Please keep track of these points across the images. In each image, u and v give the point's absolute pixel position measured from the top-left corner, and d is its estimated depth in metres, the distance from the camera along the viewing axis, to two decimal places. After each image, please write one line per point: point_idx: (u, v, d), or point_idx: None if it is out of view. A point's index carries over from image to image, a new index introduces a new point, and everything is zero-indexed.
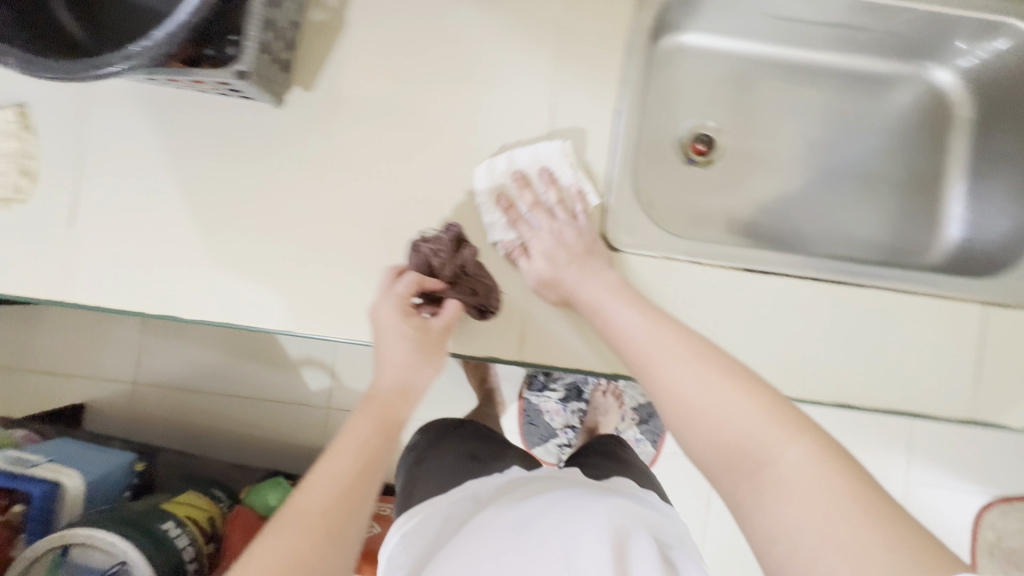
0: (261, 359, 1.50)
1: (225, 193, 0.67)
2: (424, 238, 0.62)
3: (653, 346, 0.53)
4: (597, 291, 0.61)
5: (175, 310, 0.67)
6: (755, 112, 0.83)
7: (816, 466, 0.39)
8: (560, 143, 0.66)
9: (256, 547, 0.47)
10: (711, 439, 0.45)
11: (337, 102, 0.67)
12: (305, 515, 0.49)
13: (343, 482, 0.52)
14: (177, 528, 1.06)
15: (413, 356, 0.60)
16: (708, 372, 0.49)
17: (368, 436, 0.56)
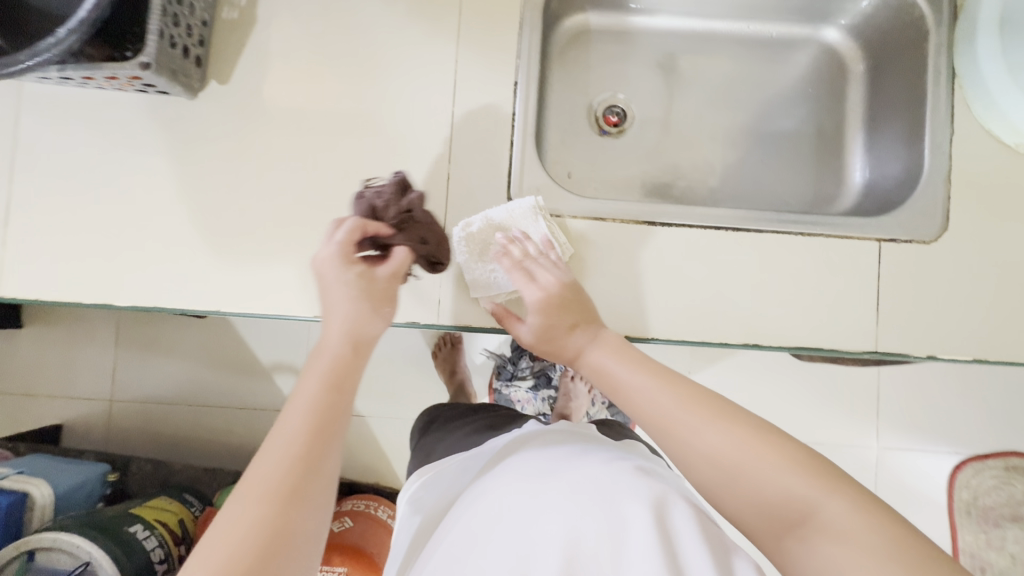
0: (234, 368, 1.52)
1: (154, 186, 0.70)
2: (368, 186, 0.65)
3: (665, 404, 0.51)
4: (603, 349, 0.59)
5: (113, 299, 0.70)
6: (666, 83, 0.86)
7: (862, 517, 0.41)
8: (532, 200, 0.68)
9: (207, 532, 0.42)
10: (748, 499, 0.45)
11: (252, 93, 0.71)
12: (261, 493, 0.44)
13: (294, 450, 0.46)
14: (145, 530, 1.07)
15: (364, 307, 0.56)
16: (731, 429, 0.47)
17: (318, 395, 0.50)
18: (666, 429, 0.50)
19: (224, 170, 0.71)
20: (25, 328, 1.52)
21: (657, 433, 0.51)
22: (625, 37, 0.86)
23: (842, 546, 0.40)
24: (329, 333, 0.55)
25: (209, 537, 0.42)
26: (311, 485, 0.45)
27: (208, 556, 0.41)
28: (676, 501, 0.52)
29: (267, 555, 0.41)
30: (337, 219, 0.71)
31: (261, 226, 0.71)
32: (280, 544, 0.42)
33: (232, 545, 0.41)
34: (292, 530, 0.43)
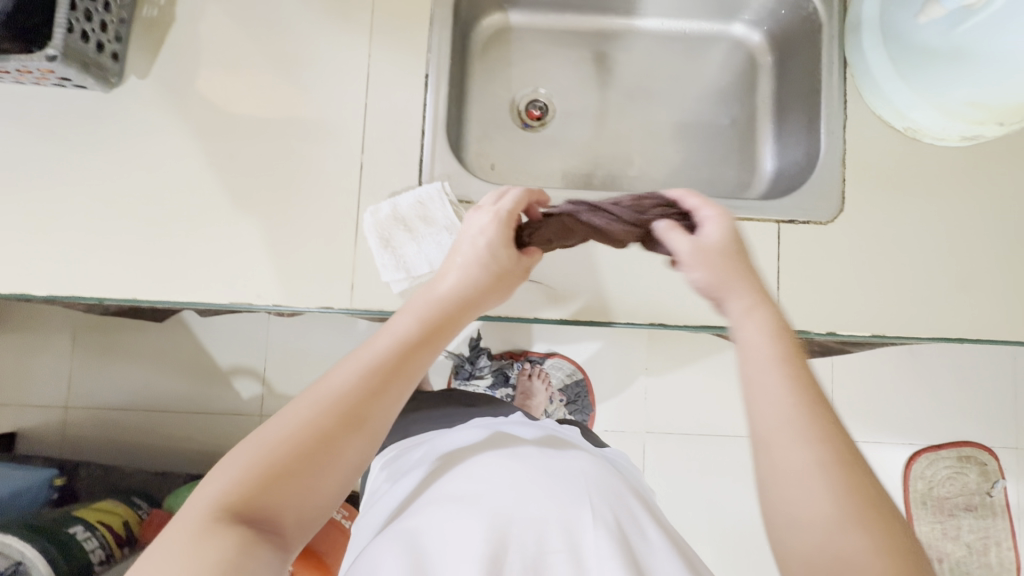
0: (192, 373, 1.53)
1: (71, 178, 0.72)
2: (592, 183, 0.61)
3: (792, 424, 0.43)
4: (742, 313, 0.50)
5: (24, 289, 0.71)
6: (587, 77, 0.90)
7: None
8: (439, 185, 0.72)
9: (270, 421, 0.45)
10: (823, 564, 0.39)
11: (170, 86, 0.73)
12: (337, 393, 0.46)
13: (374, 370, 0.48)
14: (86, 531, 1.06)
15: (473, 273, 0.56)
16: (847, 491, 0.40)
17: (410, 332, 0.51)
18: (773, 450, 0.43)
19: (142, 161, 0.72)
20: None
21: (765, 446, 0.44)
22: (545, 36, 0.90)
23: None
24: (439, 289, 0.56)
25: (272, 427, 0.44)
26: (371, 424, 0.46)
27: (259, 444, 0.43)
28: (643, 523, 0.62)
29: (318, 450, 0.44)
30: (253, 207, 0.72)
31: (176, 215, 0.72)
32: (323, 464, 0.44)
33: (291, 445, 0.43)
34: (341, 454, 0.44)
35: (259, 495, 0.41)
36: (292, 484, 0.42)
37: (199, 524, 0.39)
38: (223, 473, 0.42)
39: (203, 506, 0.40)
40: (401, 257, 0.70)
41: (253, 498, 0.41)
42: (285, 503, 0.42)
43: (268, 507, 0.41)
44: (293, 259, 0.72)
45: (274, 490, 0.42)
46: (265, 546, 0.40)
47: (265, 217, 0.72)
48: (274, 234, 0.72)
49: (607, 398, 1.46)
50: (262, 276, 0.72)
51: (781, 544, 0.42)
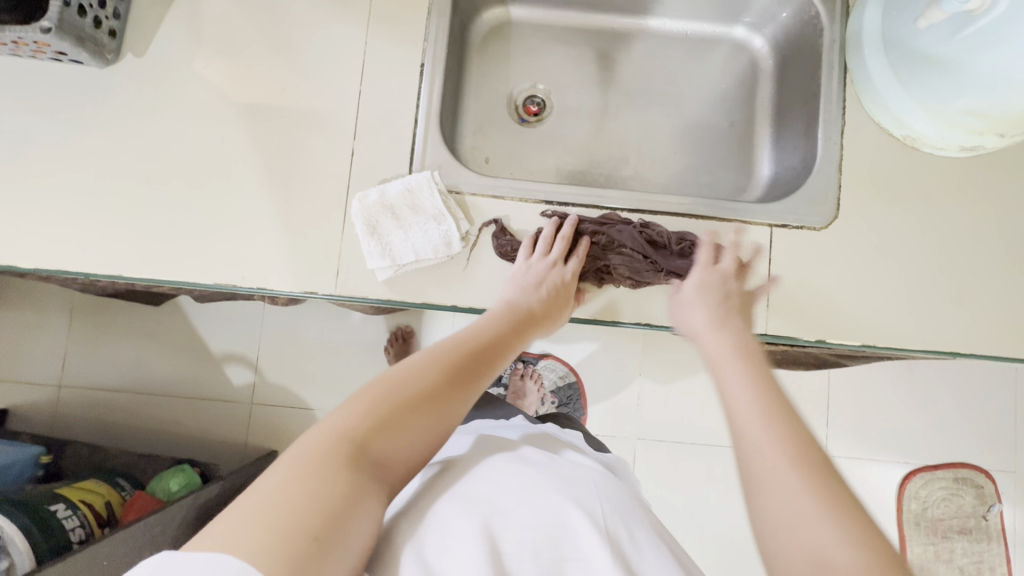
0: (186, 357, 1.56)
1: (63, 153, 0.72)
2: (647, 224, 0.70)
3: (765, 430, 0.46)
4: (725, 336, 0.57)
5: (9, 261, 0.71)
6: (587, 75, 0.89)
7: None
8: (428, 173, 0.71)
9: (375, 381, 0.52)
10: (808, 567, 0.39)
11: (165, 65, 0.73)
12: (443, 359, 0.56)
13: (473, 351, 0.58)
14: (67, 510, 1.06)
15: (538, 294, 0.67)
16: (823, 489, 0.42)
17: (500, 330, 0.62)
18: (750, 454, 0.45)
19: (134, 138, 0.72)
20: None
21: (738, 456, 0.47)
22: (545, 32, 0.89)
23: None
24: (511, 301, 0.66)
25: (376, 386, 0.51)
26: (461, 395, 0.55)
27: (367, 397, 0.50)
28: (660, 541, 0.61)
29: (431, 402, 0.52)
30: (243, 189, 0.72)
31: (166, 194, 0.72)
32: (432, 413, 0.52)
33: (395, 401, 0.50)
34: (435, 416, 0.52)
35: (365, 439, 0.47)
36: (393, 435, 0.49)
37: (317, 454, 0.45)
38: (333, 418, 0.48)
39: (310, 443, 0.45)
40: (387, 246, 0.70)
41: (374, 429, 0.48)
42: (386, 450, 0.48)
43: (372, 449, 0.47)
44: (279, 243, 0.71)
45: (391, 429, 0.49)
46: (367, 484, 0.45)
47: (254, 200, 0.72)
48: (261, 217, 0.72)
49: (598, 403, 1.45)
50: (248, 259, 0.71)
51: (768, 554, 0.42)
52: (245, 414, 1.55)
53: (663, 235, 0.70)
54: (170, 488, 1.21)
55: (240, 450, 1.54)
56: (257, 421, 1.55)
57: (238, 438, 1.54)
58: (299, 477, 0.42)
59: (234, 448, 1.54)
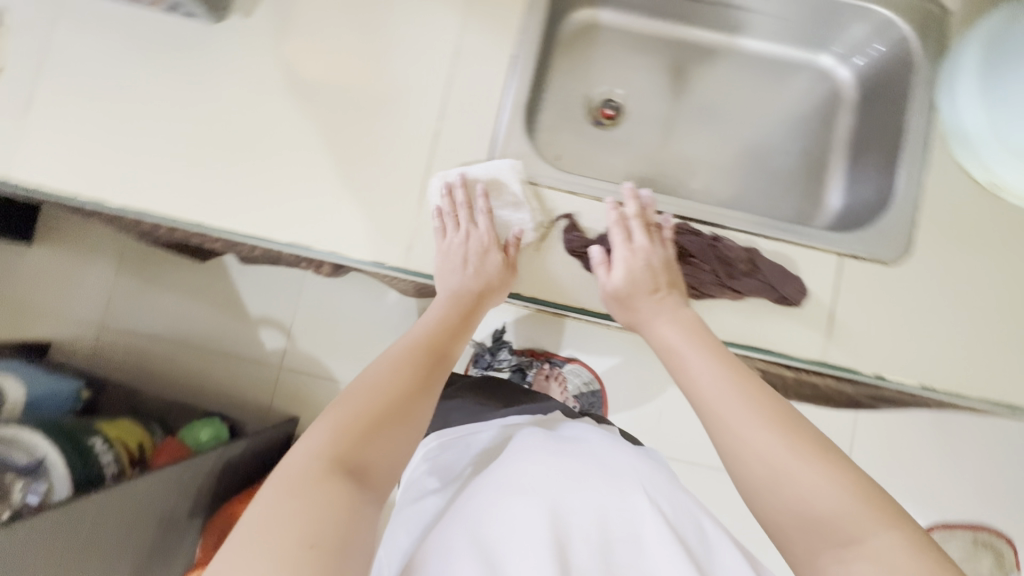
0: (224, 315, 1.61)
1: (163, 100, 0.75)
2: (717, 237, 0.71)
3: (725, 399, 0.55)
4: (672, 328, 0.64)
5: (100, 197, 0.74)
6: (667, 86, 0.90)
7: (908, 556, 0.43)
8: (511, 162, 0.72)
9: (329, 407, 0.56)
10: (793, 509, 0.48)
11: (269, 29, 0.76)
12: (391, 360, 0.62)
13: (417, 347, 0.64)
14: (103, 444, 1.10)
15: (467, 272, 0.70)
16: (790, 440, 0.51)
17: (450, 318, 0.69)
18: (720, 427, 0.55)
19: (229, 95, 0.75)
20: None
21: (708, 425, 0.56)
22: (631, 39, 0.90)
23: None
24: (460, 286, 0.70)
25: (334, 409, 0.55)
26: (427, 387, 0.61)
27: (328, 422, 0.54)
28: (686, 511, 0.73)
29: (386, 395, 0.57)
30: (326, 156, 0.74)
31: (252, 152, 0.75)
32: (401, 410, 0.57)
33: (353, 415, 0.54)
34: (408, 412, 0.57)
35: (341, 454, 0.51)
36: (366, 438, 0.53)
37: (306, 477, 0.48)
38: (297, 450, 0.51)
39: (282, 480, 0.48)
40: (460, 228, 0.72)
41: (350, 439, 0.52)
42: (369, 463, 0.52)
43: (350, 461, 0.51)
44: (354, 211, 0.73)
45: (369, 436, 0.53)
46: (356, 487, 0.49)
47: (335, 167, 0.74)
48: (337, 184, 0.74)
49: (619, 413, 1.47)
50: (321, 222, 0.73)
51: (759, 505, 0.51)
52: (273, 378, 1.59)
53: (733, 249, 0.70)
54: (199, 437, 1.25)
55: (264, 411, 1.58)
56: (284, 386, 1.59)
57: (264, 400, 1.58)
58: (298, 503, 0.46)
59: (258, 409, 1.58)
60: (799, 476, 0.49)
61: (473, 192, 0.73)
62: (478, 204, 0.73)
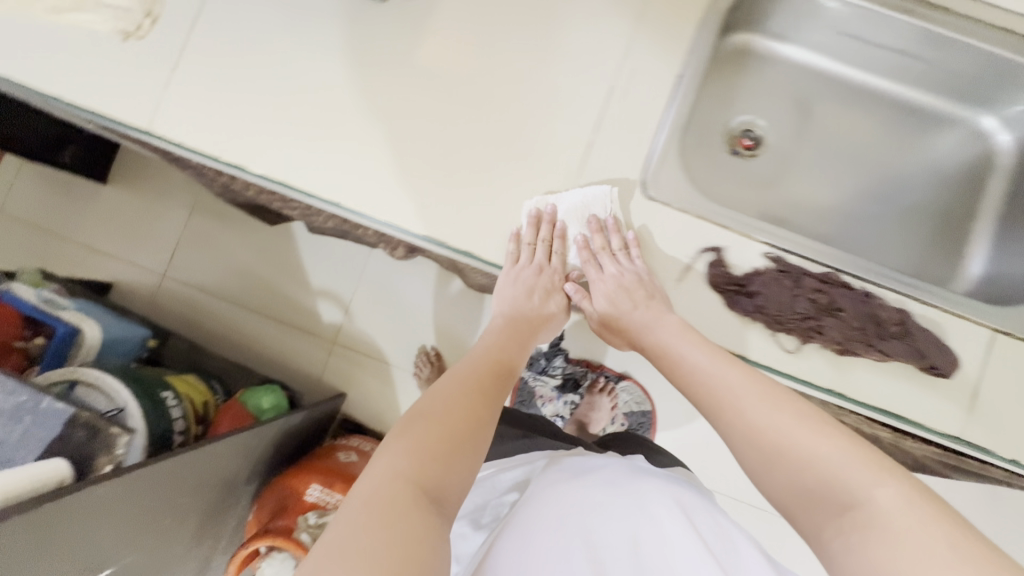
0: (286, 281, 1.60)
1: (313, 71, 0.73)
2: (871, 294, 0.69)
3: (724, 388, 0.60)
4: (671, 322, 0.67)
5: (241, 162, 0.73)
6: (810, 123, 0.88)
7: (905, 507, 0.46)
8: (607, 189, 0.69)
9: (400, 429, 0.58)
10: (790, 481, 0.52)
11: (430, 13, 0.73)
12: (458, 378, 0.65)
13: (479, 365, 0.68)
14: (174, 399, 1.10)
15: (534, 301, 0.75)
16: (780, 413, 0.56)
17: (508, 341, 0.73)
18: (720, 413, 0.59)
19: (380, 74, 0.72)
20: (109, 186, 1.63)
21: (709, 412, 0.60)
22: (781, 70, 0.87)
23: (892, 527, 0.45)
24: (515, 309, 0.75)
25: (407, 433, 0.57)
26: (491, 402, 0.64)
27: (403, 445, 0.56)
28: (724, 542, 0.73)
29: (459, 414, 0.60)
30: (473, 151, 0.72)
31: (398, 135, 0.72)
32: (473, 430, 0.59)
33: (428, 437, 0.56)
34: (478, 431, 0.59)
35: (422, 481, 0.52)
36: (441, 462, 0.55)
37: (386, 499, 0.50)
38: (378, 475, 0.53)
39: (364, 506, 0.50)
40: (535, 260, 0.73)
41: (426, 462, 0.54)
42: (443, 487, 0.53)
43: (429, 488, 0.53)
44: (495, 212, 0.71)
45: (445, 457, 0.55)
46: (435, 516, 0.51)
47: (480, 163, 0.71)
48: (481, 183, 0.71)
49: (666, 430, 1.55)
50: (460, 219, 0.71)
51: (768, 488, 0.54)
52: (325, 351, 1.58)
53: (885, 308, 0.68)
54: (259, 403, 1.24)
55: (314, 382, 1.58)
56: (335, 360, 1.58)
57: (315, 371, 1.58)
58: (381, 527, 0.48)
59: (308, 379, 1.58)
60: (798, 452, 0.53)
61: (556, 227, 0.72)
62: (557, 241, 0.74)
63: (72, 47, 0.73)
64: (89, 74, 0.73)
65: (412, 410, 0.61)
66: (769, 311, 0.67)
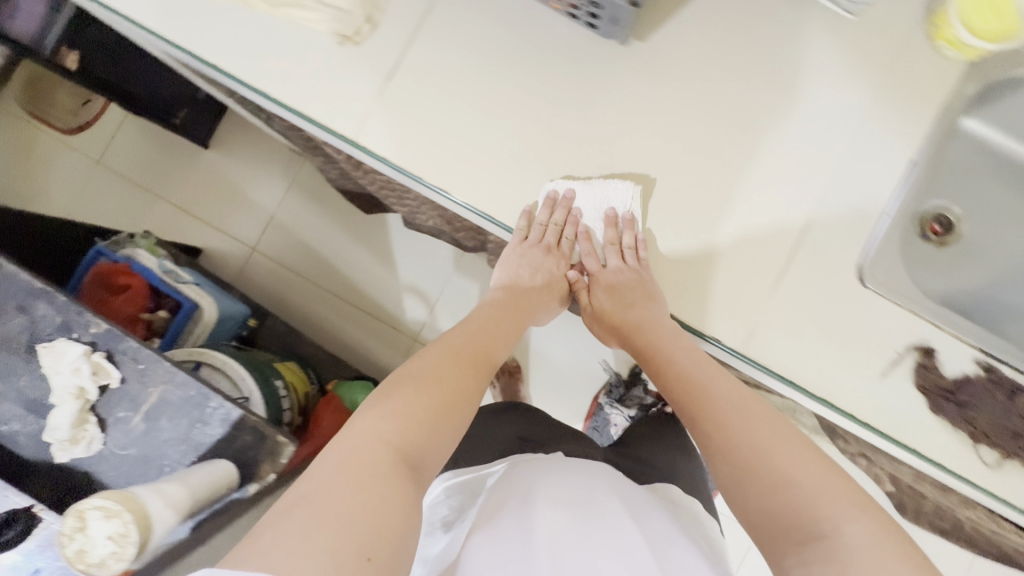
0: (375, 270, 1.59)
1: (530, 104, 0.70)
2: None
3: (712, 399, 0.64)
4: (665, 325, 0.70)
5: (442, 186, 0.71)
6: (1006, 215, 0.84)
7: (867, 544, 0.49)
8: (629, 186, 0.68)
9: (386, 392, 0.59)
10: (763, 504, 0.55)
11: (659, 60, 0.70)
12: (449, 346, 0.68)
13: (472, 336, 0.71)
14: (284, 389, 1.08)
15: (534, 282, 0.79)
16: (758, 436, 0.59)
17: (502, 315, 0.76)
18: (706, 422, 0.63)
19: (600, 117, 0.70)
20: (209, 150, 1.61)
21: (693, 422, 0.64)
22: (996, 156, 0.81)
23: (858, 559, 0.49)
24: (511, 286, 0.78)
25: (391, 396, 0.58)
26: (478, 376, 0.66)
27: (393, 409, 0.57)
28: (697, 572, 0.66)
29: (447, 384, 0.62)
30: (685, 209, 0.69)
31: (610, 182, 0.70)
32: (460, 403, 0.62)
33: (415, 404, 0.58)
34: (462, 407, 0.62)
35: (404, 448, 0.54)
36: (424, 432, 0.57)
37: (369, 461, 0.51)
38: (362, 435, 0.54)
39: (341, 464, 0.51)
40: (541, 240, 0.76)
41: (413, 429, 0.56)
42: (423, 457, 0.55)
43: (410, 455, 0.54)
44: (704, 276, 0.69)
45: (429, 428, 0.57)
46: (412, 482, 0.52)
47: (691, 224, 0.69)
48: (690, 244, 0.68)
49: None
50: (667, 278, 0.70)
51: (748, 511, 0.56)
52: (406, 347, 1.57)
53: None
54: (356, 399, 1.23)
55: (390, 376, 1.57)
56: None
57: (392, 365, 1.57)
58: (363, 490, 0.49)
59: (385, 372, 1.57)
60: (782, 477, 0.56)
61: (570, 212, 0.73)
62: (569, 225, 0.76)
63: (286, 42, 0.70)
64: (300, 74, 0.70)
65: (396, 372, 0.62)
66: (976, 423, 0.66)
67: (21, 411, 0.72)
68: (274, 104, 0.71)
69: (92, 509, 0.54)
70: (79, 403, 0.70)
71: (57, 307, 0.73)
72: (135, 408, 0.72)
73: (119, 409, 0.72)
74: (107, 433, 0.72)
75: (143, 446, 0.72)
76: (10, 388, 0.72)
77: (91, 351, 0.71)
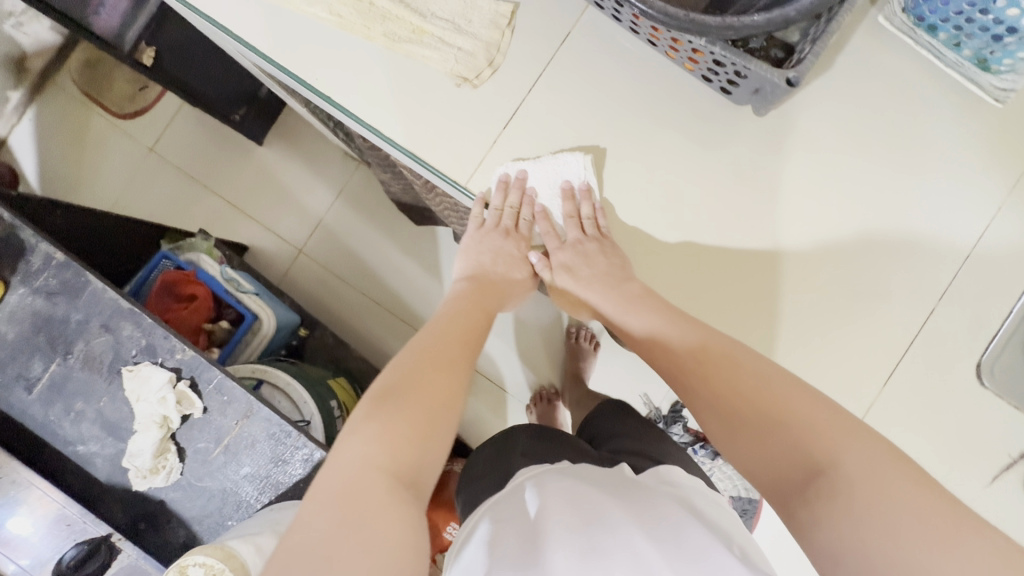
0: (423, 282, 1.56)
1: (651, 166, 0.67)
2: None
3: (686, 363, 0.58)
4: (637, 314, 0.64)
5: None
6: None
7: (873, 467, 0.44)
8: (578, 156, 0.66)
9: (365, 414, 0.54)
10: (762, 457, 0.51)
11: (789, 132, 0.67)
12: (422, 344, 0.63)
13: (444, 326, 0.67)
14: (339, 410, 1.05)
15: (498, 267, 0.76)
16: (743, 399, 0.53)
17: (476, 308, 0.72)
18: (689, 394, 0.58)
19: (723, 185, 0.67)
20: (263, 147, 1.59)
21: (681, 387, 0.59)
22: None
23: (859, 494, 0.43)
24: (477, 269, 0.75)
25: (374, 417, 0.53)
26: (461, 367, 0.62)
27: (378, 428, 0.52)
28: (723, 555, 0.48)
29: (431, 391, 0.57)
30: (805, 291, 0.66)
31: (729, 253, 0.67)
32: (448, 402, 0.58)
33: (397, 419, 0.53)
34: (449, 405, 0.58)
35: (398, 468, 0.50)
36: (414, 443, 0.53)
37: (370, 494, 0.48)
38: (348, 465, 0.50)
39: (337, 498, 0.47)
40: (498, 219, 0.73)
41: (404, 443, 0.52)
42: (420, 471, 0.52)
43: (404, 474, 0.51)
44: (821, 362, 0.66)
45: (420, 438, 0.53)
46: (414, 503, 0.49)
47: (808, 307, 0.66)
48: (803, 326, 0.66)
49: None
50: (781, 362, 0.66)
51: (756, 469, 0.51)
52: None
53: None
54: None
55: None
56: None
57: None
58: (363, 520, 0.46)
59: None
60: (777, 428, 0.50)
61: (524, 190, 0.70)
62: (525, 206, 0.72)
63: (402, 80, 0.68)
64: (413, 114, 0.68)
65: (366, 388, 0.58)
66: None
67: (100, 432, 0.71)
68: (383, 141, 0.69)
69: (193, 565, 0.58)
70: (162, 432, 0.68)
71: (142, 329, 0.71)
72: (216, 440, 0.70)
73: (200, 440, 0.70)
74: (185, 463, 0.70)
75: (220, 480, 0.70)
76: (90, 407, 0.71)
77: (176, 379, 0.69)
